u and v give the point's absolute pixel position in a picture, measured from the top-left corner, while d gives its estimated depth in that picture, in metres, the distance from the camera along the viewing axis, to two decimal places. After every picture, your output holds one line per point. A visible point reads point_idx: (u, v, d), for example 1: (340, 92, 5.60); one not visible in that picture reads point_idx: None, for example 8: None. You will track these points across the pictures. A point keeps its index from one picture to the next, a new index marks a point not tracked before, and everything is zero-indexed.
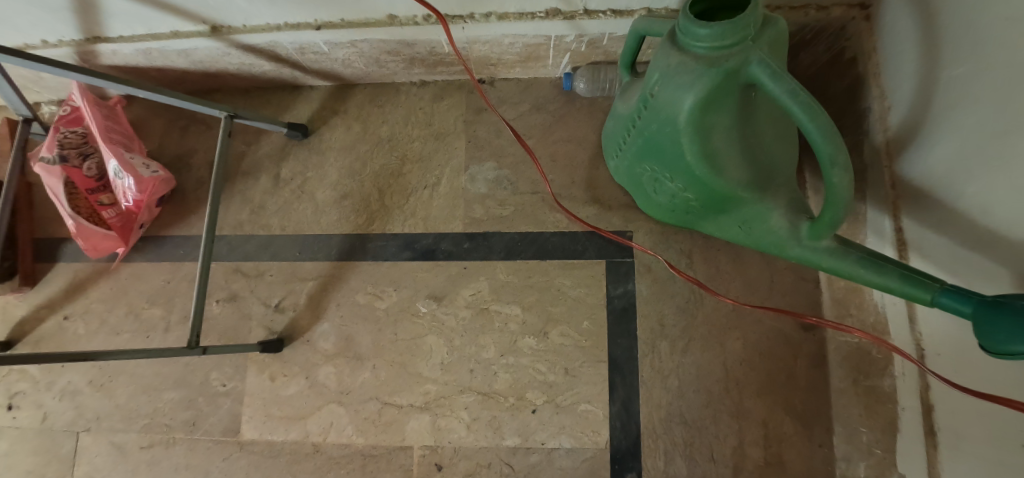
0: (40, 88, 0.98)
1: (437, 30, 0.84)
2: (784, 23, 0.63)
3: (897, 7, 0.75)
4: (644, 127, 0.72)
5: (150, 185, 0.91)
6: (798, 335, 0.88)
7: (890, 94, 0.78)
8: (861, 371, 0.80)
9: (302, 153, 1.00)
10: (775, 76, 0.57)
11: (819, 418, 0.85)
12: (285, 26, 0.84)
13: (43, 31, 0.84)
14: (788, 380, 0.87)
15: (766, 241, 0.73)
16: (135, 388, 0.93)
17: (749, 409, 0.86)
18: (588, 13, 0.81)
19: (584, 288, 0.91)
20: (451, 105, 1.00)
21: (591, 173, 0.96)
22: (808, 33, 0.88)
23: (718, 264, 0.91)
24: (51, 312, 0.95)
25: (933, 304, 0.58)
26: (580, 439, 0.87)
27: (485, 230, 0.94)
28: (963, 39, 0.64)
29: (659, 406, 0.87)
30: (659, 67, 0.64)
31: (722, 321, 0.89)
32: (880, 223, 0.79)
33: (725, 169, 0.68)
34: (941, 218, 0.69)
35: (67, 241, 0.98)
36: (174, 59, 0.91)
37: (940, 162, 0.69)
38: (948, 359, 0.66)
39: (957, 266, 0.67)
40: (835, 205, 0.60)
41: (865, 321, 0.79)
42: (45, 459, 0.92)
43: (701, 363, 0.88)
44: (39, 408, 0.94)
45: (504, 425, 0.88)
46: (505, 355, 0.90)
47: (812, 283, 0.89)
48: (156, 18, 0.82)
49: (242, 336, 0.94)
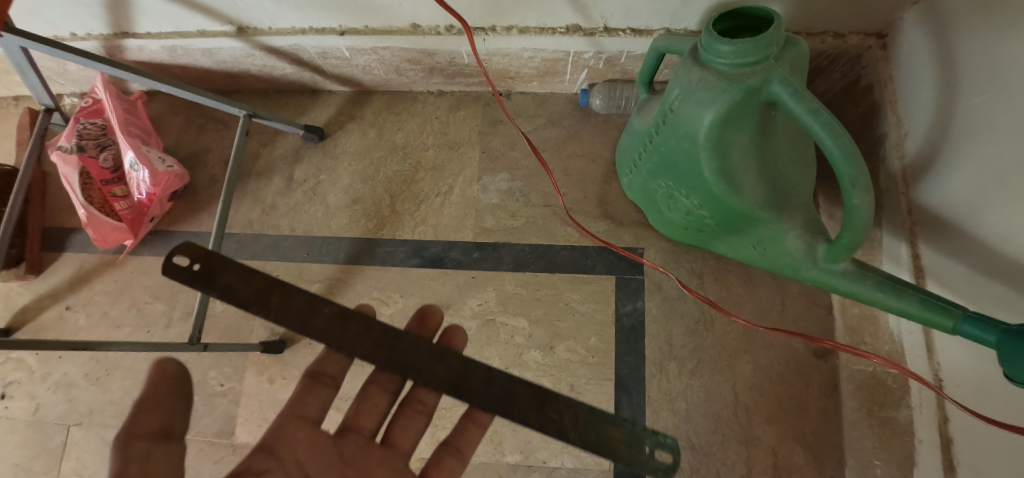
0: (64, 80, 0.99)
1: (458, 41, 0.85)
2: (804, 44, 0.63)
3: (914, 36, 0.76)
4: (661, 142, 0.72)
5: (164, 179, 0.91)
6: (810, 362, 0.86)
7: (905, 122, 0.78)
8: (876, 402, 0.78)
9: (316, 156, 1.00)
10: (797, 94, 0.57)
11: (830, 449, 0.82)
12: (310, 30, 0.85)
13: (73, 24, 0.85)
14: (800, 408, 0.84)
15: (780, 263, 0.72)
16: (131, 384, 0.91)
17: (758, 436, 0.84)
18: (608, 31, 0.82)
19: (592, 303, 0.90)
20: (467, 115, 1.01)
21: (603, 189, 0.95)
22: (824, 60, 0.89)
23: (730, 286, 0.90)
24: (53, 302, 0.94)
25: (954, 332, 0.57)
26: (583, 460, 0.84)
27: (495, 241, 0.94)
28: (984, 67, 0.64)
29: (665, 428, 0.85)
30: (679, 83, 0.65)
31: (732, 344, 0.87)
32: (896, 250, 0.78)
33: (743, 187, 0.67)
34: (959, 245, 0.68)
35: (76, 232, 0.98)
36: (198, 57, 0.93)
37: (958, 189, 0.69)
38: (968, 389, 0.65)
39: (977, 295, 0.66)
40: (854, 227, 0.59)
41: (879, 350, 0.78)
42: (33, 452, 0.90)
43: (710, 386, 0.86)
44: (32, 399, 0.92)
45: (505, 440, 0.86)
46: (510, 369, 0.88)
47: (824, 309, 0.88)
48: (185, 17, 0.83)
49: (243, 336, 0.92)
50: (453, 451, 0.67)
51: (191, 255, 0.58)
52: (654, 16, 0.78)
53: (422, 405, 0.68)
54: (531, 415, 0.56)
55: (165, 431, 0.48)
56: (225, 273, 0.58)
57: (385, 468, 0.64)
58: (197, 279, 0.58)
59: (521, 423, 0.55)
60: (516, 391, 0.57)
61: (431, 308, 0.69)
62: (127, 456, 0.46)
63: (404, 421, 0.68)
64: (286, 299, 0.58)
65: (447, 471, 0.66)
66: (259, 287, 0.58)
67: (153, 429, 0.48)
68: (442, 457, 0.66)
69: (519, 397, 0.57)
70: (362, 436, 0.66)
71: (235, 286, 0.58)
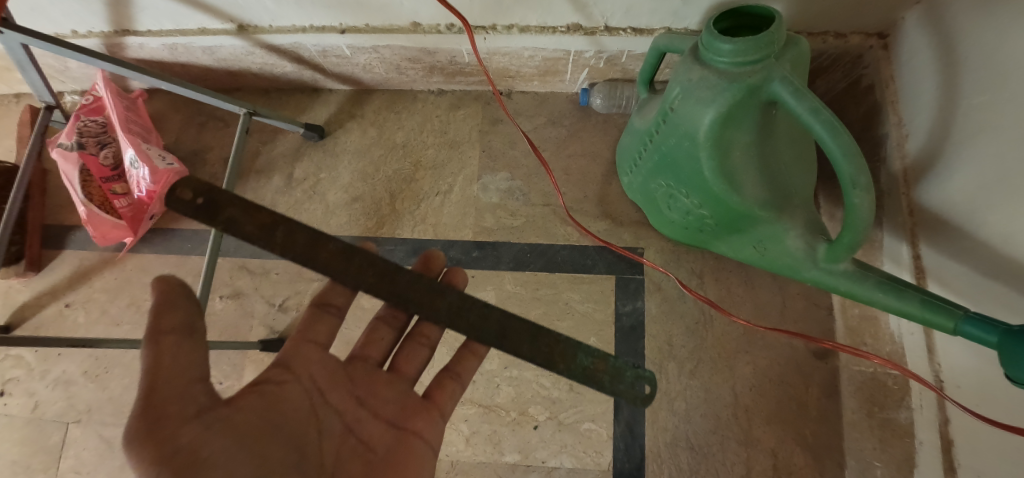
0: (65, 77, 0.99)
1: (459, 40, 0.85)
2: (806, 43, 0.63)
3: (916, 36, 0.76)
4: (662, 141, 0.72)
5: (164, 177, 0.89)
6: (810, 363, 0.85)
7: (907, 122, 0.77)
8: (876, 403, 0.77)
9: (316, 154, 1.00)
10: (798, 93, 0.57)
11: (830, 450, 0.82)
12: (310, 28, 0.85)
13: (74, 21, 0.85)
14: (799, 409, 0.84)
15: (780, 263, 0.72)
16: (130, 381, 0.91)
17: (757, 437, 0.83)
18: (608, 30, 0.82)
19: (592, 303, 0.90)
20: (467, 114, 1.01)
21: (603, 189, 0.95)
22: (826, 60, 0.89)
23: (730, 286, 0.89)
24: (52, 299, 0.94)
25: (955, 333, 0.57)
26: (582, 460, 0.84)
27: (494, 240, 0.94)
28: (984, 66, 0.64)
29: (665, 429, 0.85)
30: (680, 82, 0.64)
31: (731, 345, 0.87)
32: (897, 251, 0.78)
33: (744, 187, 0.67)
34: (960, 246, 0.68)
35: (76, 229, 0.98)
36: (199, 55, 0.92)
37: (958, 190, 0.68)
38: (969, 390, 0.64)
39: (978, 296, 0.66)
40: (855, 227, 0.59)
41: (880, 351, 0.77)
42: (32, 449, 0.90)
43: (710, 387, 0.86)
44: (30, 397, 0.92)
45: (504, 440, 0.86)
46: (509, 368, 0.88)
47: (825, 309, 0.87)
48: (185, 15, 0.83)
49: (241, 335, 0.92)
50: (453, 375, 0.68)
51: (195, 189, 0.58)
52: (655, 16, 0.78)
53: (425, 337, 0.70)
54: (523, 347, 0.59)
55: (190, 327, 0.49)
56: (230, 206, 0.58)
57: (392, 389, 0.65)
58: (201, 210, 0.57)
59: (515, 354, 0.59)
60: (510, 325, 0.60)
61: (433, 252, 0.70)
62: (155, 348, 0.47)
63: (407, 351, 0.69)
64: (291, 233, 0.59)
65: (449, 394, 0.67)
66: (264, 222, 0.58)
67: (179, 324, 0.48)
68: (444, 380, 0.68)
69: (513, 331, 0.60)
70: (369, 363, 0.67)
71: (239, 219, 0.58)
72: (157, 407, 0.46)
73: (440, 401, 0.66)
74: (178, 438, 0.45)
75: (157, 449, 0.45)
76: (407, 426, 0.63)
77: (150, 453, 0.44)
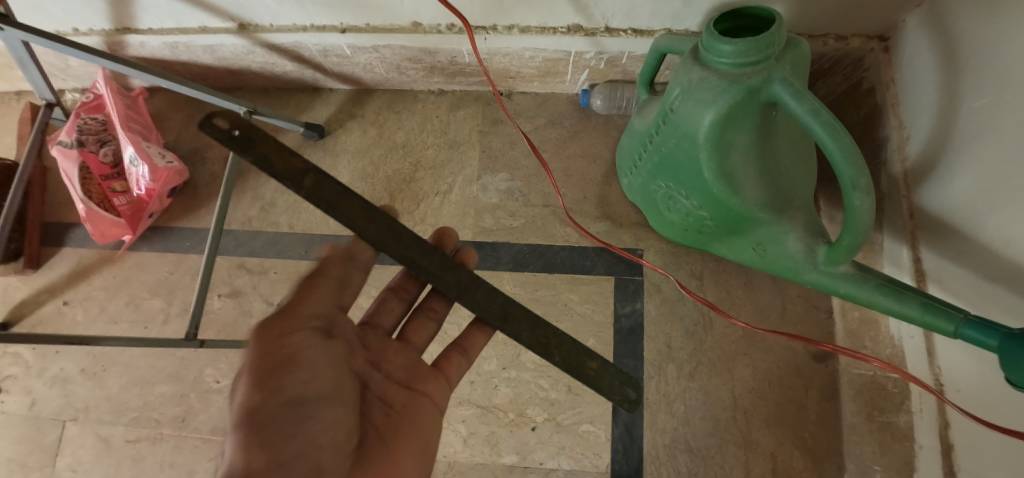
0: (66, 75, 1.00)
1: (459, 40, 0.85)
2: (806, 44, 0.63)
3: (917, 38, 0.76)
4: (661, 142, 0.72)
5: (164, 175, 0.91)
6: (809, 366, 0.85)
7: (907, 125, 0.77)
8: (876, 406, 0.77)
9: (316, 154, 1.00)
10: (798, 94, 0.57)
11: (829, 453, 0.82)
12: (311, 27, 0.85)
13: (75, 19, 0.85)
14: (799, 412, 0.83)
15: (780, 266, 0.72)
16: (128, 380, 0.91)
17: (756, 440, 0.83)
18: (609, 31, 0.82)
19: (591, 304, 0.90)
20: (467, 114, 1.01)
21: (603, 190, 0.95)
22: (826, 63, 0.89)
23: (729, 288, 0.89)
24: (51, 297, 0.94)
25: (956, 336, 0.56)
26: (580, 462, 0.84)
27: (493, 241, 0.94)
28: (985, 69, 0.64)
29: (663, 431, 0.84)
30: (680, 82, 0.64)
31: (731, 347, 0.87)
32: (897, 253, 0.78)
33: (743, 188, 0.67)
34: (961, 249, 0.68)
35: (75, 227, 0.98)
36: (200, 54, 0.93)
37: (959, 192, 0.68)
38: (969, 394, 0.64)
39: (978, 299, 0.65)
40: (855, 230, 0.59)
41: (880, 354, 0.77)
42: (28, 447, 0.89)
43: (708, 389, 0.85)
44: (27, 394, 0.91)
45: (502, 441, 0.85)
46: (507, 369, 0.88)
47: (825, 312, 0.87)
48: (186, 13, 0.83)
49: (239, 333, 0.92)
50: (461, 350, 0.68)
51: (234, 122, 0.60)
52: (656, 17, 0.78)
53: (434, 311, 0.70)
54: (523, 333, 0.60)
55: (342, 280, 0.60)
56: (264, 143, 0.60)
57: (403, 356, 0.65)
58: (236, 142, 0.59)
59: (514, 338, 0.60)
60: (511, 310, 0.61)
61: (448, 229, 0.70)
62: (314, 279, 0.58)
63: (415, 324, 0.69)
64: (320, 185, 0.60)
65: (456, 367, 0.67)
66: (294, 166, 0.60)
67: (337, 274, 0.60)
68: (451, 353, 0.67)
69: (514, 316, 0.61)
70: (379, 330, 0.67)
71: (271, 158, 0.59)
72: (275, 319, 0.54)
73: (447, 371, 0.66)
74: (285, 342, 0.52)
75: (262, 349, 0.52)
76: (420, 389, 0.62)
77: (255, 352, 0.51)
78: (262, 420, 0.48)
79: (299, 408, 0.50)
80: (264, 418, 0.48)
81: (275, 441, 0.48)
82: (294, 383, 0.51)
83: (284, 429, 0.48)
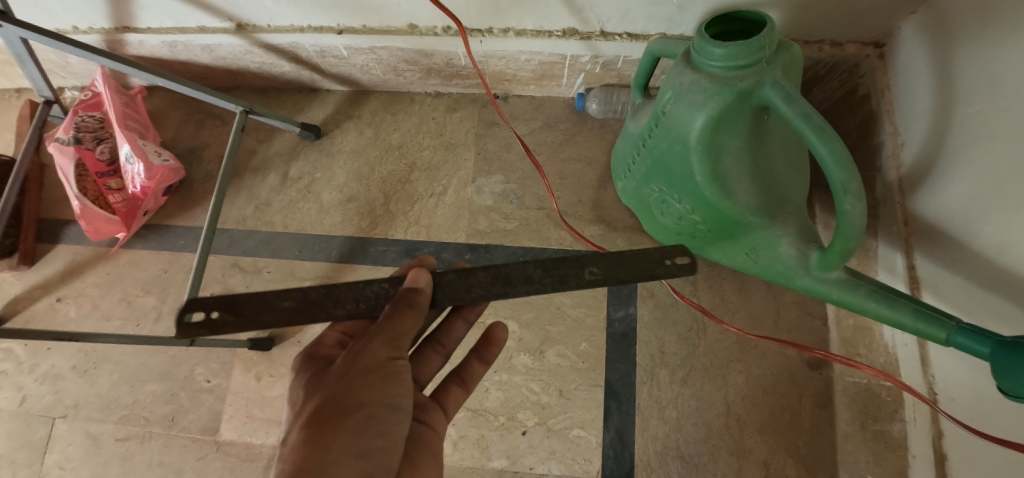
0: (66, 73, 1.00)
1: (455, 42, 0.85)
2: (798, 48, 0.63)
3: (912, 44, 0.76)
4: (654, 145, 0.72)
5: (159, 173, 0.91)
6: (803, 373, 0.84)
7: (903, 131, 0.77)
8: (869, 415, 0.76)
9: (312, 154, 1.01)
10: (790, 98, 0.57)
11: (823, 463, 0.80)
12: (308, 28, 0.86)
13: (75, 17, 0.86)
14: (792, 420, 0.82)
15: (772, 271, 0.71)
16: (119, 377, 0.91)
17: (749, 448, 0.82)
18: (604, 35, 0.82)
19: (584, 308, 0.89)
20: (464, 117, 1.01)
21: (598, 193, 0.95)
22: (822, 69, 0.89)
23: (723, 293, 0.89)
24: (45, 293, 0.94)
25: (948, 343, 0.56)
26: (570, 467, 0.83)
27: (487, 243, 0.94)
28: (980, 75, 0.64)
29: (655, 437, 0.84)
30: (671, 85, 0.64)
31: (724, 353, 0.86)
32: (891, 260, 0.77)
33: (735, 193, 0.67)
34: (955, 256, 0.67)
35: (71, 224, 0.98)
36: (198, 53, 0.93)
37: (954, 199, 0.68)
38: (963, 404, 0.63)
39: (973, 306, 0.65)
40: (846, 235, 0.58)
41: (874, 362, 0.76)
42: (18, 444, 0.89)
43: (702, 395, 0.85)
44: (18, 390, 0.91)
45: (492, 445, 0.85)
46: (499, 372, 0.87)
47: (819, 319, 0.86)
48: (185, 13, 0.84)
49: (232, 332, 0.92)
50: (460, 382, 0.67)
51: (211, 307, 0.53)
52: (650, 21, 0.78)
53: (442, 345, 0.68)
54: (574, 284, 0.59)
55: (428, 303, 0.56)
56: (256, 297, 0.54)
57: None
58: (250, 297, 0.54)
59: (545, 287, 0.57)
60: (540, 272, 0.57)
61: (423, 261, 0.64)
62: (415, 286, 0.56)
63: (421, 356, 0.67)
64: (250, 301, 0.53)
65: (455, 400, 0.66)
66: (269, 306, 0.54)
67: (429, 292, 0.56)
68: (450, 384, 0.67)
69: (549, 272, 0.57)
70: None
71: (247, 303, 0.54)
72: (385, 330, 0.52)
73: (445, 403, 0.65)
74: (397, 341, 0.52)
75: (367, 356, 0.51)
76: (423, 419, 0.61)
77: (364, 356, 0.51)
78: (360, 416, 0.49)
79: (390, 412, 0.51)
80: (363, 415, 0.49)
81: (366, 435, 0.49)
82: (393, 393, 0.51)
83: (375, 426, 0.50)
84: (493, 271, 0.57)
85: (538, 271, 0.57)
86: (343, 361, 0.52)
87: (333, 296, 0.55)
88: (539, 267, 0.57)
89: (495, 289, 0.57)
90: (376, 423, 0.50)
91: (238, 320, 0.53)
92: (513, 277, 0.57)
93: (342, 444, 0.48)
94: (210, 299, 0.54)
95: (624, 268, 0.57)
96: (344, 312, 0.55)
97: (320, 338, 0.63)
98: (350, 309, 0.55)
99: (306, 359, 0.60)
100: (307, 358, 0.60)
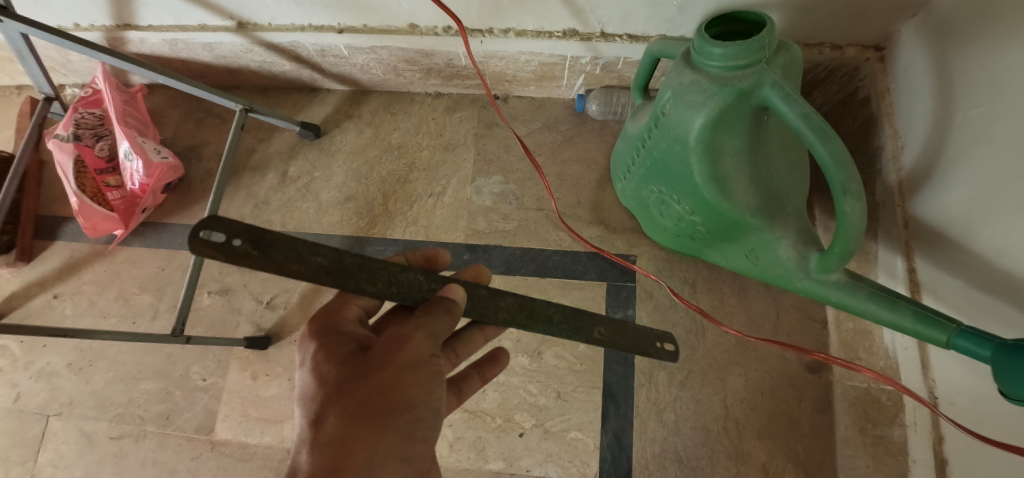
0: (66, 70, 1.01)
1: (455, 43, 0.85)
2: (797, 49, 0.63)
3: (913, 47, 0.76)
4: (653, 146, 0.72)
5: (158, 170, 0.91)
6: (801, 377, 0.83)
7: (903, 134, 0.77)
8: (869, 419, 0.76)
9: (312, 153, 1.01)
10: (790, 99, 0.56)
11: (822, 468, 0.80)
12: (309, 27, 0.86)
13: (77, 15, 0.86)
14: (791, 424, 0.82)
15: (772, 273, 0.71)
16: (114, 376, 0.91)
17: (748, 452, 0.82)
18: (604, 36, 0.82)
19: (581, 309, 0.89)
20: (464, 117, 1.01)
21: (597, 195, 0.95)
22: (822, 72, 0.89)
23: (722, 296, 0.88)
24: (42, 290, 0.94)
25: (949, 346, 0.55)
26: (567, 469, 0.82)
27: (486, 243, 0.93)
28: (981, 78, 0.64)
29: (653, 440, 0.83)
30: (671, 85, 0.64)
31: (723, 356, 0.86)
32: (891, 264, 0.77)
33: (735, 194, 0.66)
34: (955, 259, 0.67)
35: (69, 220, 0.98)
36: (199, 51, 0.93)
37: (954, 202, 0.67)
38: (963, 409, 0.63)
39: (973, 310, 0.64)
40: (846, 236, 0.58)
41: (874, 366, 0.76)
42: (11, 441, 0.89)
43: (700, 399, 0.84)
44: (12, 388, 0.91)
45: (488, 447, 0.84)
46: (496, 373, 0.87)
47: (819, 323, 0.86)
48: (186, 11, 0.84)
49: (228, 331, 0.91)
50: (453, 389, 0.64)
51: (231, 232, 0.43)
52: (651, 23, 0.78)
53: (456, 357, 0.60)
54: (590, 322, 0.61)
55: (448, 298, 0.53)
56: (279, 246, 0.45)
57: None
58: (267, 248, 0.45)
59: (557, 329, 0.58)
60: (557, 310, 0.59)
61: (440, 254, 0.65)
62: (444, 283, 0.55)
63: None
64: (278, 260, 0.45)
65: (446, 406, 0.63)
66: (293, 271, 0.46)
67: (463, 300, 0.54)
68: (444, 389, 0.63)
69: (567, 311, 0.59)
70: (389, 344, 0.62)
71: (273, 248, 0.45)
72: (426, 323, 0.49)
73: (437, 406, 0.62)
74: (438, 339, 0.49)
75: (412, 350, 0.47)
76: None
77: (409, 349, 0.48)
78: (406, 417, 0.46)
79: (433, 416, 0.48)
80: (410, 415, 0.46)
81: (413, 440, 0.46)
82: (436, 395, 0.48)
83: (420, 430, 0.47)
84: (522, 299, 0.58)
85: (557, 313, 0.59)
86: (383, 351, 0.48)
87: (368, 268, 0.51)
88: (560, 310, 0.59)
89: (518, 317, 0.57)
90: (417, 426, 0.47)
91: (262, 258, 0.44)
92: (536, 311, 0.58)
93: (389, 447, 0.45)
94: (237, 223, 0.44)
95: (626, 338, 0.61)
96: (373, 289, 0.50)
97: (340, 310, 0.57)
98: (380, 288, 0.51)
99: (326, 329, 0.55)
100: (327, 329, 0.55)
